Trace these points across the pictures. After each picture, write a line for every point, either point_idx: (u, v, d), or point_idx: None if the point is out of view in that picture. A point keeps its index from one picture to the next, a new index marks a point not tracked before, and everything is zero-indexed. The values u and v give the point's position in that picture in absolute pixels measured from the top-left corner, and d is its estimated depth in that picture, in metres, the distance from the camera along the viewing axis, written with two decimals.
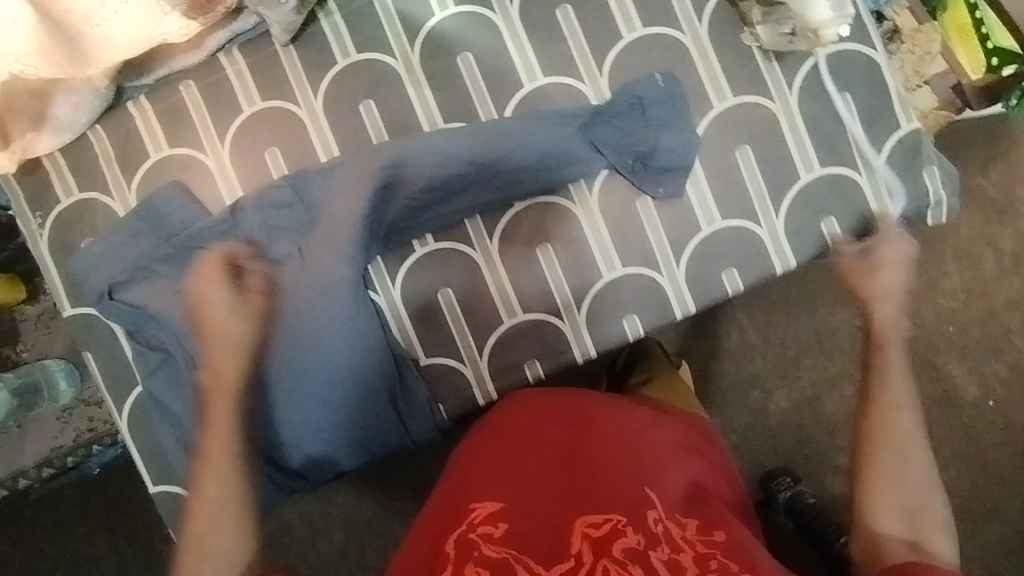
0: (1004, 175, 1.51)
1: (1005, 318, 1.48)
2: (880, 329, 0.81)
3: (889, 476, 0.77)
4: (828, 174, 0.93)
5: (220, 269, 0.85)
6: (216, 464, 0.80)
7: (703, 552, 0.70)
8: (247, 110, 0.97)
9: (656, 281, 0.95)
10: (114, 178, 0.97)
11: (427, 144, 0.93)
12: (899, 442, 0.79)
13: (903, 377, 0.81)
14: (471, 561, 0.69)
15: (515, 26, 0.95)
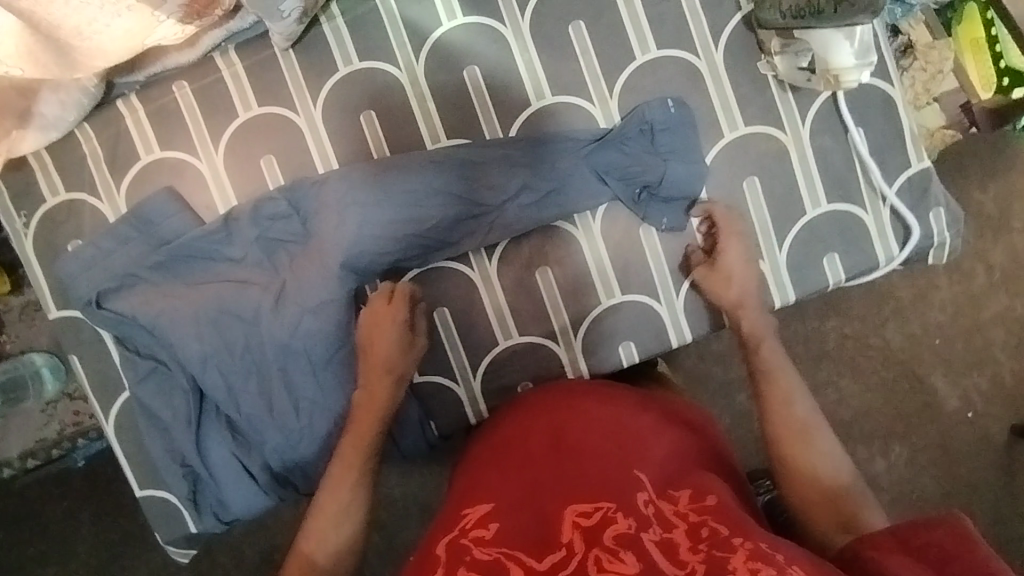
0: (1003, 191, 1.49)
1: (989, 333, 1.46)
2: (751, 332, 0.86)
3: (806, 458, 0.74)
4: (834, 210, 0.92)
5: (394, 304, 0.88)
6: (344, 475, 0.81)
7: (696, 524, 0.62)
8: (243, 115, 0.94)
9: (654, 309, 0.95)
10: (103, 180, 0.94)
11: (429, 165, 0.91)
12: (802, 427, 0.77)
13: (784, 371, 0.81)
14: (461, 568, 0.61)
15: (525, 41, 0.91)
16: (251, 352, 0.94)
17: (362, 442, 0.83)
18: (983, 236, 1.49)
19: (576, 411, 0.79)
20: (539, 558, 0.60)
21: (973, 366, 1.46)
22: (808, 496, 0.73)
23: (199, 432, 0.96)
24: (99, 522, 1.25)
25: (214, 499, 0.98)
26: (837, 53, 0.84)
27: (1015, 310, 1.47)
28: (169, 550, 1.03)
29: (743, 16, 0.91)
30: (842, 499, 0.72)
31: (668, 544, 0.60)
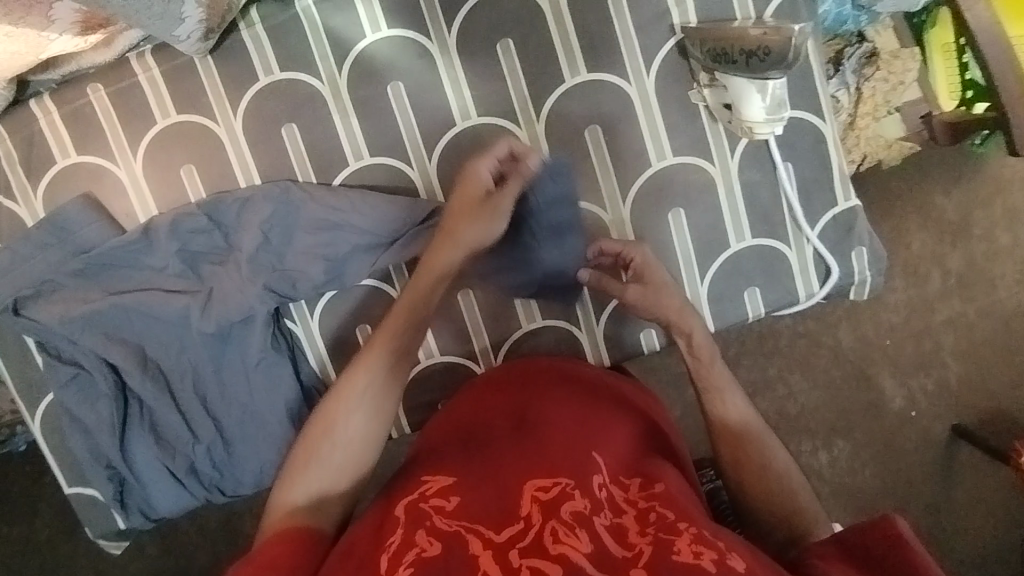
0: (966, 197, 1.43)
1: (941, 337, 1.41)
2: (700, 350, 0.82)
3: (756, 465, 0.75)
4: (756, 245, 0.92)
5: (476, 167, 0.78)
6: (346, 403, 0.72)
7: (646, 510, 0.63)
8: (161, 122, 0.91)
9: (573, 333, 0.97)
10: (19, 183, 0.93)
11: (356, 199, 0.90)
12: (756, 439, 0.77)
13: (730, 385, 0.80)
14: (419, 533, 0.60)
15: (452, 58, 0.89)
16: (176, 360, 0.94)
17: (414, 300, 0.76)
18: (942, 240, 1.43)
19: (538, 394, 0.81)
20: (497, 532, 0.59)
21: (920, 368, 1.41)
22: (757, 501, 0.74)
23: (123, 437, 0.96)
24: (56, 501, 1.29)
25: (140, 499, 1.00)
26: (749, 108, 0.84)
27: (967, 316, 1.42)
28: (101, 542, 1.06)
29: (676, 42, 0.88)
30: (787, 504, 0.73)
31: (618, 530, 0.59)
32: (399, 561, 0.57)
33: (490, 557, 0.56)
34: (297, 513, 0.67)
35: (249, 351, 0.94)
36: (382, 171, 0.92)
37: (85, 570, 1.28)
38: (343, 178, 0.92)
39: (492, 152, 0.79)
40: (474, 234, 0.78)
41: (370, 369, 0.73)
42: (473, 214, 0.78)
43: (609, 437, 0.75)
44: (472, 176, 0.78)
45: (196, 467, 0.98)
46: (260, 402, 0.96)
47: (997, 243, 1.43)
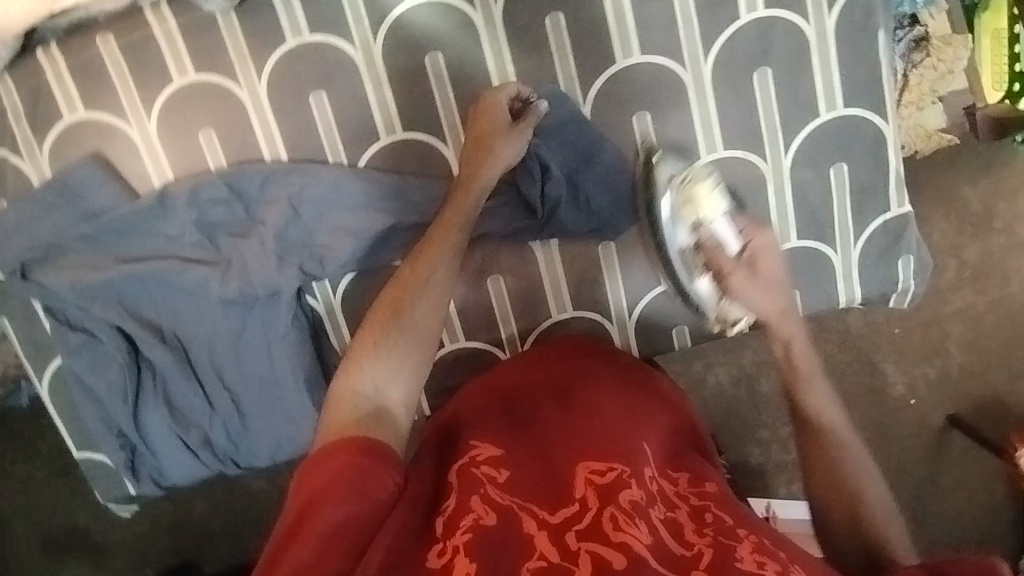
0: (991, 188, 1.28)
1: (947, 326, 1.28)
2: (797, 361, 0.74)
3: (845, 490, 0.71)
4: (802, 248, 0.89)
5: (499, 96, 0.80)
6: (411, 292, 0.74)
7: (700, 509, 0.64)
8: (178, 81, 0.85)
9: (604, 327, 0.93)
10: (25, 137, 0.87)
11: (391, 179, 0.87)
12: (850, 472, 0.72)
13: (837, 417, 0.73)
14: (474, 498, 0.63)
15: (497, 29, 0.83)
16: (192, 332, 0.91)
17: (471, 186, 0.80)
18: (961, 230, 1.28)
19: (583, 368, 0.81)
20: (552, 512, 0.62)
21: (924, 357, 1.28)
22: (843, 529, 0.71)
23: (137, 406, 0.93)
24: (64, 453, 1.28)
25: (152, 468, 0.97)
26: (718, 224, 0.79)
27: (977, 309, 1.28)
28: (110, 505, 1.05)
29: (739, 28, 0.82)
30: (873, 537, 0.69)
31: (673, 524, 0.61)
32: (458, 525, 0.60)
33: (546, 537, 0.59)
34: (352, 412, 0.67)
35: (272, 329, 0.91)
36: (415, 147, 0.87)
37: (88, 517, 1.28)
38: (373, 152, 0.87)
39: (508, 90, 0.81)
40: (510, 153, 0.80)
41: (420, 289, 0.75)
42: (504, 138, 0.80)
43: (659, 425, 0.75)
44: (489, 108, 0.80)
45: (211, 439, 0.95)
46: (281, 380, 0.93)
47: (1016, 236, 1.28)
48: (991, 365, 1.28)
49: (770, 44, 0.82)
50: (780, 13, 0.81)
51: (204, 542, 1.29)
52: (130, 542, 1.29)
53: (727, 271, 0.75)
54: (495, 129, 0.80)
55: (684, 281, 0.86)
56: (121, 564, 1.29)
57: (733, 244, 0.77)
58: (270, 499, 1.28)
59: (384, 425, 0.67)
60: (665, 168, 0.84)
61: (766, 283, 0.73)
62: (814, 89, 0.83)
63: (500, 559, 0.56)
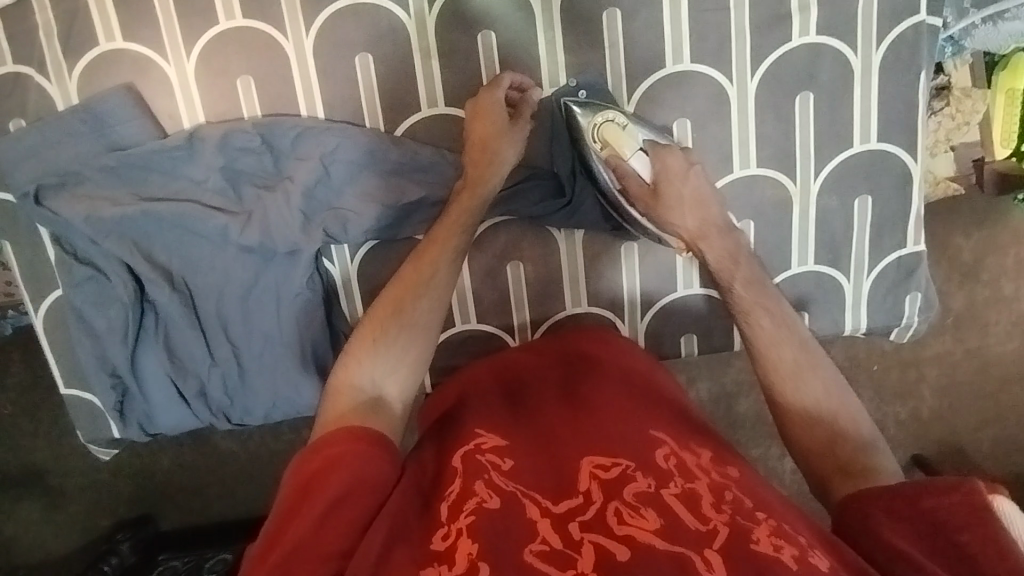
0: (984, 240, 1.23)
1: (923, 370, 1.27)
2: (722, 263, 0.78)
3: (796, 400, 0.71)
4: (817, 273, 0.91)
5: (493, 94, 0.81)
6: (409, 290, 0.77)
7: (719, 486, 0.64)
8: (223, 24, 0.83)
9: (615, 326, 0.95)
10: (54, 58, 0.84)
11: (428, 152, 0.86)
12: (792, 368, 0.72)
13: (767, 307, 0.75)
14: (478, 484, 0.64)
15: (553, 16, 0.83)
16: (201, 281, 0.89)
17: (476, 191, 0.81)
18: (950, 279, 1.24)
19: (593, 361, 0.80)
20: (555, 502, 0.62)
21: (898, 397, 1.28)
22: (799, 424, 0.70)
23: (136, 348, 0.91)
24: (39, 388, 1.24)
25: (141, 413, 0.95)
26: (634, 161, 0.81)
27: (954, 355, 1.27)
28: (90, 447, 1.03)
29: (788, 49, 0.83)
30: (839, 442, 0.68)
31: (691, 498, 0.61)
32: (461, 510, 0.61)
33: (549, 524, 0.59)
34: (350, 406, 0.71)
35: (285, 287, 0.90)
36: (454, 123, 0.87)
37: (45, 457, 1.24)
38: (412, 123, 0.87)
39: (500, 84, 0.82)
40: (509, 154, 0.82)
41: (425, 285, 0.78)
42: (500, 137, 0.81)
43: (671, 412, 0.75)
44: (484, 108, 0.81)
45: (207, 391, 0.94)
46: (287, 339, 0.92)
47: (1000, 292, 1.25)
48: (962, 412, 1.29)
49: (816, 70, 0.84)
50: (830, 40, 0.83)
51: (167, 496, 1.26)
52: (92, 486, 1.25)
53: (638, 198, 0.80)
54: (490, 126, 0.81)
55: (623, 207, 0.86)
56: (83, 508, 1.26)
57: (645, 173, 0.81)
58: (238, 463, 1.25)
59: (381, 417, 0.71)
60: (581, 117, 0.84)
61: (675, 201, 0.79)
62: (850, 119, 0.86)
63: (501, 543, 0.57)
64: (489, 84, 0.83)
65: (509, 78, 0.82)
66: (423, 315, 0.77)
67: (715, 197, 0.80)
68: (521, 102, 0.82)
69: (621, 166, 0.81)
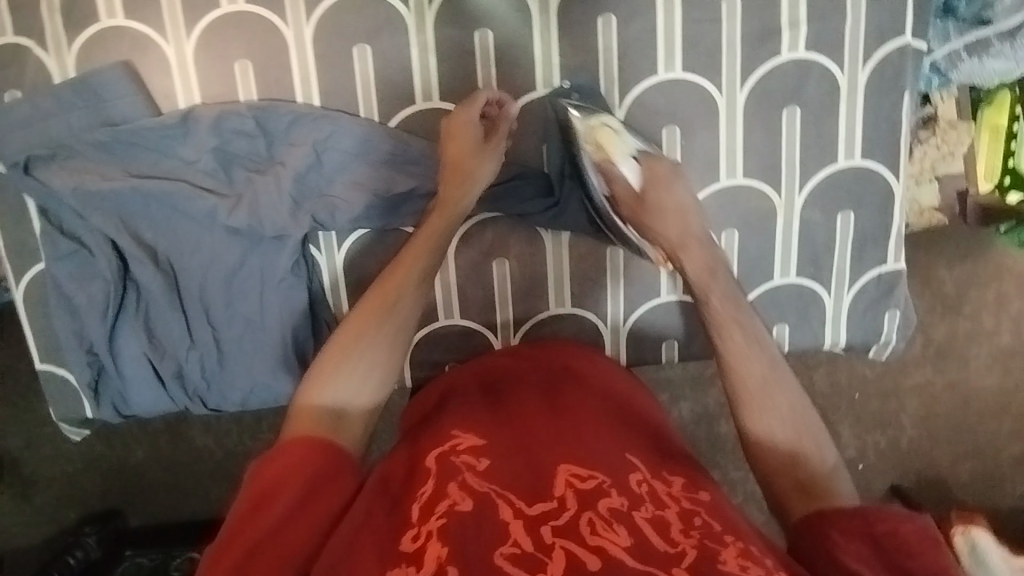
0: (966, 272, 1.24)
1: (903, 399, 1.28)
2: (699, 276, 0.77)
3: (762, 418, 0.69)
4: (798, 285, 0.92)
5: (467, 115, 0.81)
6: (380, 306, 0.76)
7: (689, 510, 0.63)
8: (225, 7, 0.84)
9: (598, 328, 0.95)
10: (54, 31, 0.85)
11: (420, 144, 0.87)
12: (760, 384, 0.71)
13: (741, 322, 0.74)
14: (452, 485, 0.63)
15: (550, 18, 0.85)
16: (187, 261, 0.89)
17: (450, 208, 0.81)
18: (931, 309, 1.26)
19: (576, 374, 0.78)
20: (529, 504, 0.61)
21: (878, 425, 1.28)
22: (760, 440, 0.69)
23: (115, 325, 0.90)
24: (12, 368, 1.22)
25: (116, 393, 0.94)
26: (624, 166, 0.80)
27: (935, 385, 1.27)
28: (60, 426, 1.01)
29: (778, 64, 0.85)
30: (799, 461, 0.67)
31: (660, 522, 0.60)
32: (433, 511, 0.60)
33: (520, 526, 0.59)
34: (314, 425, 0.70)
35: (270, 272, 0.90)
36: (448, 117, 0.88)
37: (17, 444, 1.21)
38: (406, 115, 0.88)
39: (475, 103, 0.82)
40: (484, 172, 0.82)
41: (390, 301, 0.76)
42: (475, 155, 0.81)
43: (648, 433, 0.74)
44: (458, 127, 0.81)
45: (184, 373, 0.93)
46: (270, 326, 0.92)
47: (980, 325, 1.26)
48: (939, 442, 1.29)
49: (804, 85, 0.86)
50: (818, 57, 0.85)
51: (134, 489, 1.24)
52: (58, 471, 1.22)
53: (624, 204, 0.80)
54: (462, 145, 0.81)
55: (608, 215, 0.86)
56: (47, 494, 1.23)
57: (635, 180, 0.80)
58: (211, 457, 1.23)
59: (343, 433, 0.70)
60: (577, 120, 0.83)
61: (659, 211, 0.78)
62: (836, 135, 0.87)
63: (470, 546, 0.56)
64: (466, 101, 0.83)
65: (484, 95, 0.82)
66: (392, 334, 0.75)
67: (698, 209, 0.79)
68: (499, 119, 0.82)
69: (612, 171, 0.80)
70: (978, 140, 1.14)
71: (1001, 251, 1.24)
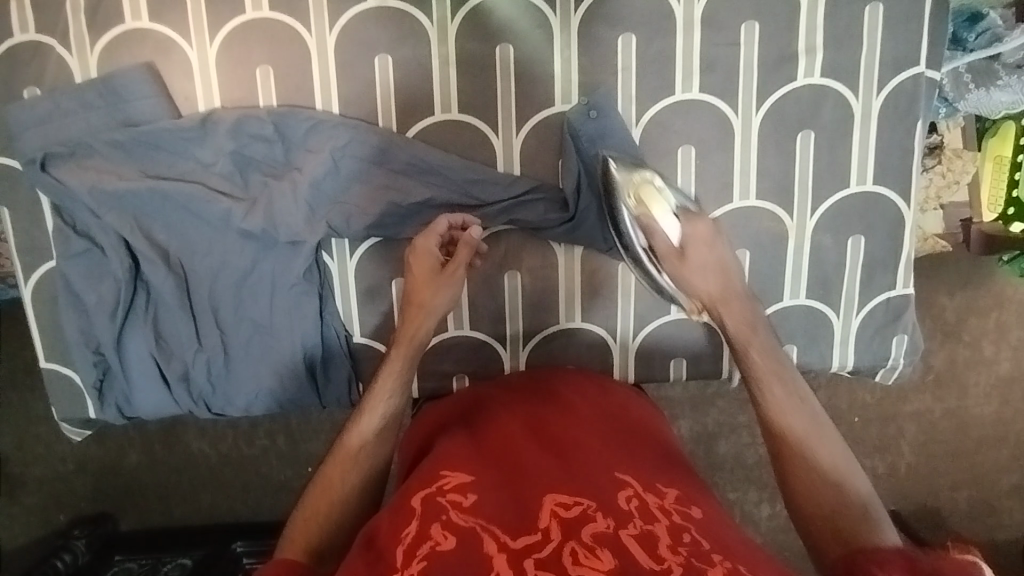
0: (968, 301, 1.25)
1: (903, 427, 1.28)
2: (739, 328, 0.73)
3: (803, 472, 0.65)
4: (808, 307, 0.92)
5: (427, 240, 0.84)
6: (360, 429, 0.76)
7: (679, 526, 0.61)
8: (250, 14, 0.85)
9: (607, 344, 0.95)
10: (77, 31, 0.85)
11: (437, 155, 0.88)
12: (800, 440, 0.67)
13: (781, 375, 0.70)
14: (434, 526, 0.60)
15: (570, 35, 0.86)
16: (198, 264, 0.89)
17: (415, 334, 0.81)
18: (933, 337, 1.26)
19: (565, 402, 0.76)
20: (514, 537, 0.59)
21: (876, 451, 1.28)
22: (806, 506, 0.64)
23: (123, 325, 0.90)
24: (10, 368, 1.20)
25: (120, 393, 0.93)
26: (663, 221, 0.79)
27: (934, 414, 1.28)
28: (62, 426, 1.00)
29: (793, 88, 0.86)
30: (841, 516, 0.62)
31: (646, 538, 0.59)
32: (414, 555, 0.58)
33: (505, 561, 0.57)
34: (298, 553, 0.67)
35: (281, 277, 0.90)
36: (465, 129, 0.88)
37: (11, 446, 1.20)
38: (424, 126, 0.88)
39: (436, 229, 0.84)
40: (441, 301, 0.83)
41: (362, 433, 0.75)
42: (432, 285, 0.83)
43: (641, 450, 0.71)
44: (420, 253, 0.84)
45: (189, 376, 0.92)
46: (278, 332, 0.91)
47: (981, 354, 1.27)
48: (939, 471, 1.29)
49: (818, 110, 0.87)
50: (833, 84, 0.86)
51: (127, 493, 1.23)
52: (53, 472, 1.21)
53: (665, 259, 0.77)
54: (427, 268, 0.83)
55: (654, 275, 0.86)
56: (39, 495, 1.22)
57: (674, 236, 0.78)
58: (209, 463, 1.22)
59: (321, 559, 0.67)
60: (619, 172, 0.84)
61: (699, 267, 0.76)
62: (847, 160, 0.88)
63: None
64: (428, 229, 0.85)
65: (442, 220, 0.85)
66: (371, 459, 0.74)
67: (738, 266, 0.77)
68: (457, 245, 0.83)
69: (650, 225, 0.79)
70: (982, 169, 1.13)
71: (1003, 281, 1.25)
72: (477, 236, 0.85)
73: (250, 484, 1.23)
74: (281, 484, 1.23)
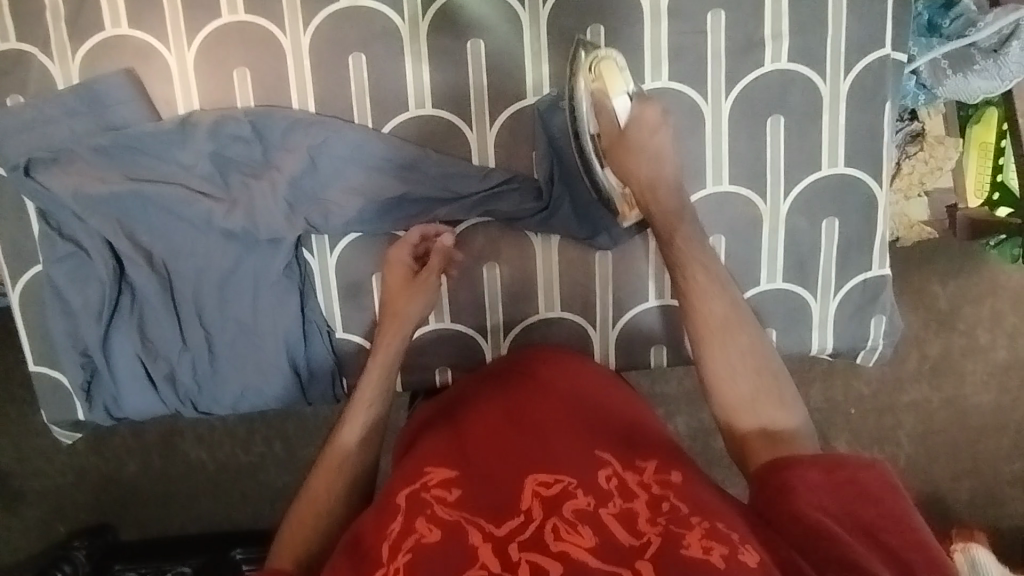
0: (959, 288, 1.25)
1: (900, 417, 1.27)
2: (666, 217, 0.77)
3: (724, 357, 0.70)
4: (785, 291, 0.93)
5: (399, 251, 0.88)
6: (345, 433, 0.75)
7: (659, 496, 0.62)
8: (226, 17, 0.87)
9: (586, 332, 0.96)
10: (59, 39, 0.87)
11: (412, 149, 0.89)
12: (721, 324, 0.71)
13: (704, 264, 0.74)
14: (419, 521, 0.61)
15: (539, 28, 0.87)
16: (181, 264, 0.90)
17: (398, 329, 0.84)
18: (926, 325, 1.26)
19: (542, 382, 0.76)
20: (497, 524, 0.59)
21: (875, 442, 1.28)
22: (731, 391, 0.69)
23: (109, 327, 0.91)
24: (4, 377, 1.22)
25: (108, 395, 0.94)
26: (617, 101, 0.81)
27: (930, 403, 1.27)
28: (53, 429, 1.02)
29: (762, 74, 0.88)
30: (761, 397, 0.68)
31: (626, 516, 0.60)
32: (399, 550, 0.59)
33: (490, 550, 0.57)
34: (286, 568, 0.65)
35: (263, 274, 0.91)
36: (440, 124, 0.90)
37: (7, 456, 1.21)
38: (399, 121, 0.90)
39: (408, 239, 0.88)
40: (416, 308, 0.85)
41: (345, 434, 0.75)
42: (407, 293, 0.85)
43: (620, 427, 0.72)
44: (393, 266, 0.87)
45: (175, 375, 0.93)
46: (261, 329, 0.92)
47: (976, 341, 1.27)
48: (936, 460, 1.28)
49: (787, 96, 0.88)
50: (801, 68, 0.88)
51: (122, 500, 1.23)
52: (49, 479, 1.22)
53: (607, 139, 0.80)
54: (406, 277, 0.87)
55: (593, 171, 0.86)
56: (35, 503, 1.22)
57: (622, 115, 0.81)
58: (203, 466, 1.23)
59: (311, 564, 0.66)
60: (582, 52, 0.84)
61: (637, 149, 0.78)
62: (819, 144, 0.89)
63: None
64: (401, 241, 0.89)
65: (415, 230, 0.89)
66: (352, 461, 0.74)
67: (673, 156, 0.79)
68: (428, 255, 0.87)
69: (605, 103, 0.81)
70: (965, 155, 1.12)
71: (995, 268, 1.25)
72: (449, 244, 0.89)
73: (244, 487, 1.23)
74: (275, 485, 1.23)
